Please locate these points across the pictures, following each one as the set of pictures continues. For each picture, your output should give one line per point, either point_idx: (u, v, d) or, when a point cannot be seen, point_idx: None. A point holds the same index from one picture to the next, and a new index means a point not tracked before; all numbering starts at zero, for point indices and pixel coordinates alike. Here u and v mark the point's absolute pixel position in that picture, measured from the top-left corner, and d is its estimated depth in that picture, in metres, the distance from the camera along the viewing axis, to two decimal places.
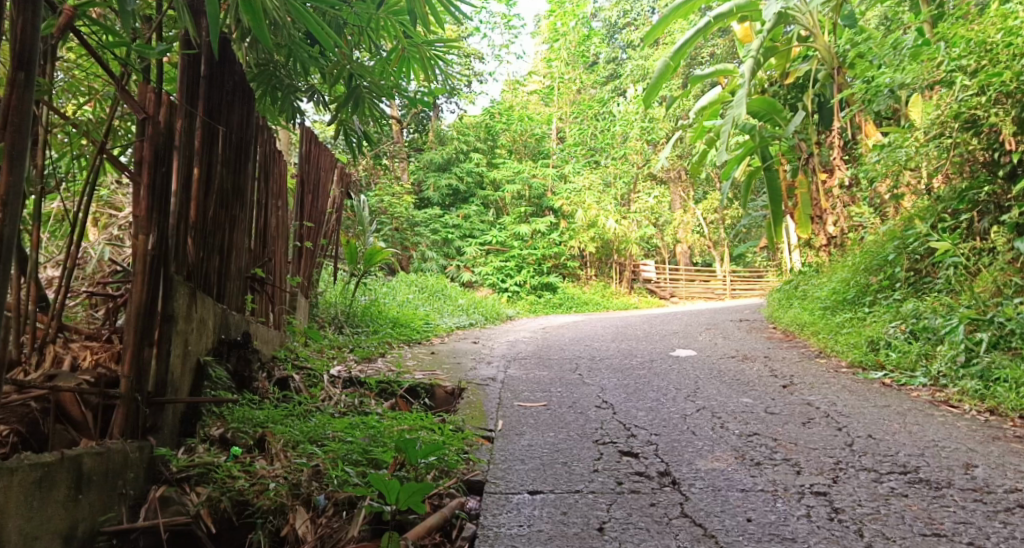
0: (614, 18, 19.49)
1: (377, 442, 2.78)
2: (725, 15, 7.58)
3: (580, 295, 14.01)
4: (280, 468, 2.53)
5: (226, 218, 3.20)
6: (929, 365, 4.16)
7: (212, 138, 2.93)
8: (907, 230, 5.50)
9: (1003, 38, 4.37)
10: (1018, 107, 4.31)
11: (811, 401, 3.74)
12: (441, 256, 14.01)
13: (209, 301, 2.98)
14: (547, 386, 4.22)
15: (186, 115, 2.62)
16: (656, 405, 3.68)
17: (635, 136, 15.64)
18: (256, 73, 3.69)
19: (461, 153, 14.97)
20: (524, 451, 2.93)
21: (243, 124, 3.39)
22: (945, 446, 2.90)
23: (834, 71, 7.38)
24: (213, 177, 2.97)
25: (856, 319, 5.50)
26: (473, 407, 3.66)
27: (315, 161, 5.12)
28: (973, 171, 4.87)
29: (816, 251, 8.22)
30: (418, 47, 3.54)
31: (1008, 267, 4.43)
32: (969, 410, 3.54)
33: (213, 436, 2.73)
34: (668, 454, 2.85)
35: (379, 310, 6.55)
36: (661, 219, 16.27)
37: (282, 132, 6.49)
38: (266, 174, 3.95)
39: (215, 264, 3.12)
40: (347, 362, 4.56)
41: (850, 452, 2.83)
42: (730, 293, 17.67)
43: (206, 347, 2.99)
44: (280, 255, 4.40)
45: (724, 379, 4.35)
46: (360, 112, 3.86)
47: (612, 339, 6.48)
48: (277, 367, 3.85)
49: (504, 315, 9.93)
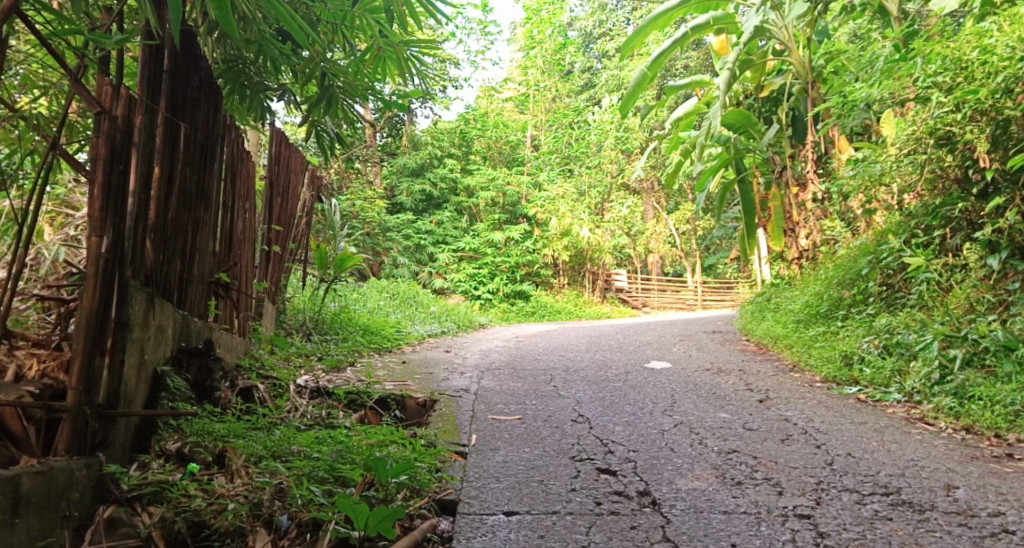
0: (589, 28, 19.55)
1: (345, 458, 2.65)
2: (701, 26, 7.58)
3: (553, 304, 13.94)
4: (240, 485, 2.39)
5: (190, 220, 3.06)
6: (903, 381, 4.14)
7: (176, 136, 2.80)
8: (880, 245, 5.52)
9: (978, 56, 4.37)
10: (993, 124, 4.31)
11: (789, 417, 3.69)
12: (413, 262, 13.85)
13: (168, 308, 2.83)
14: (522, 399, 4.11)
15: (146, 110, 2.49)
16: (632, 420, 3.59)
17: (610, 145, 15.70)
18: (225, 69, 3.53)
19: (435, 158, 14.85)
20: (499, 468, 2.82)
21: (209, 122, 3.25)
22: (924, 466, 2.86)
23: (808, 85, 7.42)
24: (175, 176, 2.83)
25: (829, 333, 5.49)
26: (445, 420, 3.54)
27: (285, 163, 4.96)
28: (945, 187, 4.90)
29: (789, 263, 8.24)
30: (394, 47, 3.42)
31: (980, 284, 4.46)
32: (945, 427, 3.51)
33: (169, 451, 2.58)
34: (646, 472, 2.77)
35: (349, 317, 6.39)
36: (634, 229, 16.31)
37: (251, 132, 6.30)
38: (233, 175, 3.80)
39: (176, 268, 2.97)
40: (315, 371, 4.40)
41: (830, 471, 2.77)
42: (701, 304, 17.74)
43: (164, 356, 2.83)
44: (246, 259, 4.23)
45: (700, 393, 4.29)
46: (332, 113, 3.74)
47: (586, 350, 6.41)
48: (241, 376, 3.69)
49: (477, 323, 9.81)
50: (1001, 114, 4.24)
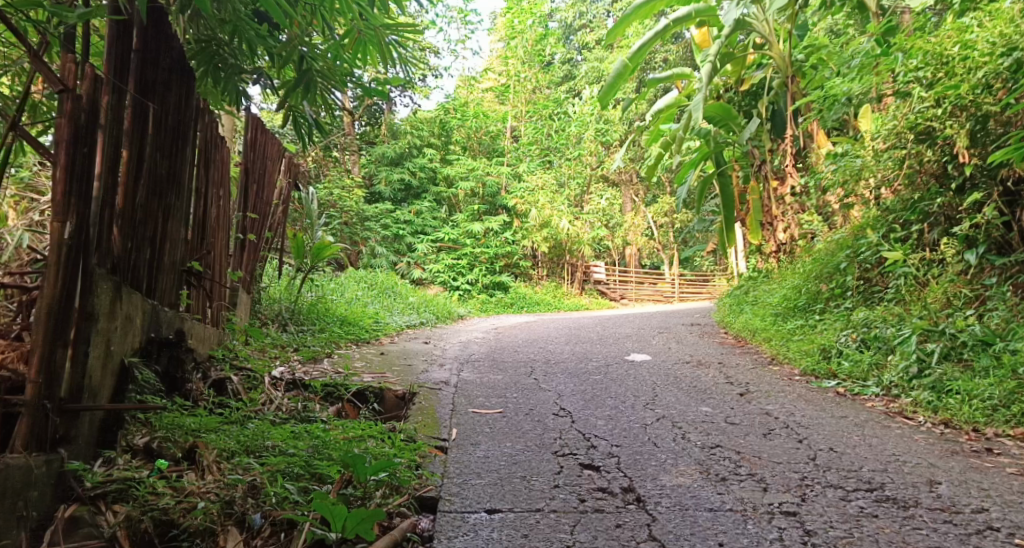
0: (570, 20, 19.45)
1: (322, 453, 2.56)
2: (683, 18, 7.47)
3: (532, 296, 13.91)
4: (212, 482, 2.30)
5: (160, 206, 2.95)
6: (881, 375, 4.14)
7: (145, 119, 2.70)
8: (859, 239, 5.52)
9: (958, 51, 4.33)
10: (972, 120, 4.30)
11: (770, 410, 3.68)
12: (391, 253, 13.71)
13: (137, 297, 2.73)
14: (502, 392, 4.05)
15: (113, 90, 2.38)
16: (615, 414, 3.55)
17: (590, 137, 15.71)
18: (197, 51, 3.37)
19: (415, 148, 14.70)
20: (480, 464, 2.77)
21: (180, 105, 3.14)
22: (906, 461, 2.85)
23: (789, 79, 7.33)
24: (145, 160, 2.72)
25: (807, 326, 5.50)
26: (425, 414, 3.46)
27: (261, 149, 4.83)
28: (924, 182, 4.90)
29: (766, 257, 8.25)
30: (375, 31, 3.32)
31: (957, 279, 4.49)
32: (924, 422, 3.50)
33: (137, 446, 2.48)
34: (630, 467, 2.74)
35: (325, 307, 6.27)
36: (613, 221, 16.32)
37: (225, 117, 6.12)
38: (206, 161, 3.69)
39: (146, 256, 2.86)
40: (290, 362, 4.30)
41: (813, 467, 2.75)
42: (678, 297, 17.82)
43: (133, 347, 2.73)
44: (220, 248, 4.12)
45: (680, 386, 4.26)
46: (310, 98, 3.62)
47: (566, 342, 6.37)
48: (214, 368, 3.59)
49: (455, 314, 9.72)
50: (980, 110, 4.24)
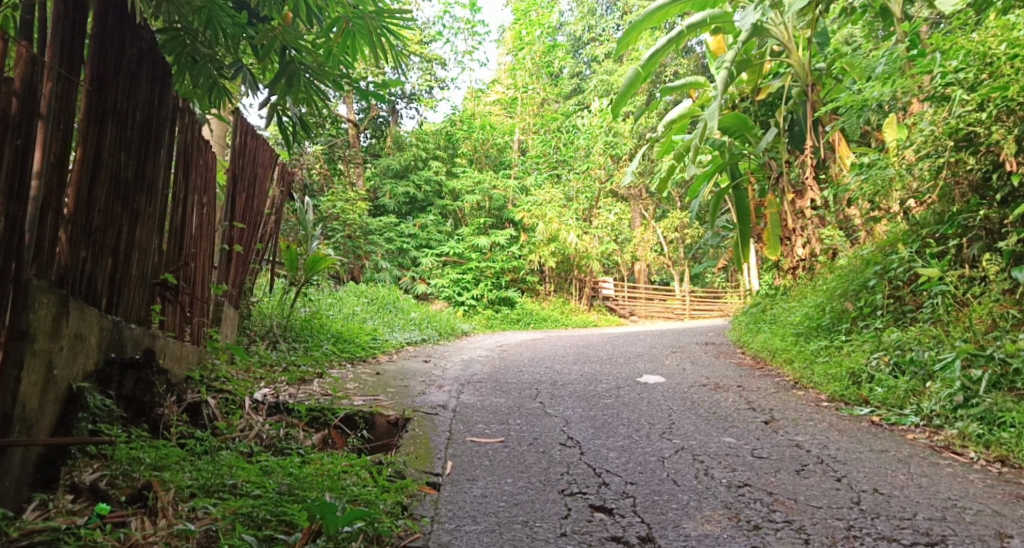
0: (579, 33, 19.21)
1: (294, 493, 2.24)
2: (697, 25, 7.12)
3: (539, 312, 13.53)
4: (162, 531, 1.98)
5: (125, 212, 2.64)
6: (920, 403, 3.80)
7: (103, 114, 2.41)
8: (890, 254, 5.16)
9: (1005, 51, 4.02)
10: (1020, 125, 3.98)
11: (800, 442, 3.32)
12: (395, 267, 13.45)
13: (91, 314, 2.41)
14: (505, 417, 3.71)
15: (61, 78, 2.08)
16: (628, 444, 3.21)
17: (599, 150, 15.36)
18: (166, 38, 3.09)
19: (420, 160, 14.49)
20: (477, 506, 2.43)
21: (154, 102, 2.84)
22: (966, 507, 2.49)
23: (807, 88, 7.06)
24: (103, 159, 2.43)
25: (832, 347, 5.14)
26: (418, 444, 3.12)
27: (251, 155, 4.53)
28: (962, 194, 4.56)
29: (784, 273, 7.90)
30: (365, 20, 3.16)
31: (1004, 299, 4.11)
32: (976, 458, 3.16)
33: (82, 485, 2.14)
34: (648, 512, 2.40)
35: (321, 323, 5.97)
36: (622, 236, 15.96)
37: (215, 123, 5.84)
38: (187, 165, 3.37)
39: (107, 266, 2.55)
40: (277, 384, 3.98)
41: (858, 513, 2.40)
42: (689, 314, 17.42)
43: (86, 371, 2.42)
44: (202, 258, 3.80)
45: (699, 413, 3.90)
46: (293, 91, 3.35)
47: (574, 361, 6.02)
48: (190, 390, 3.27)
49: (459, 330, 9.38)
50: None
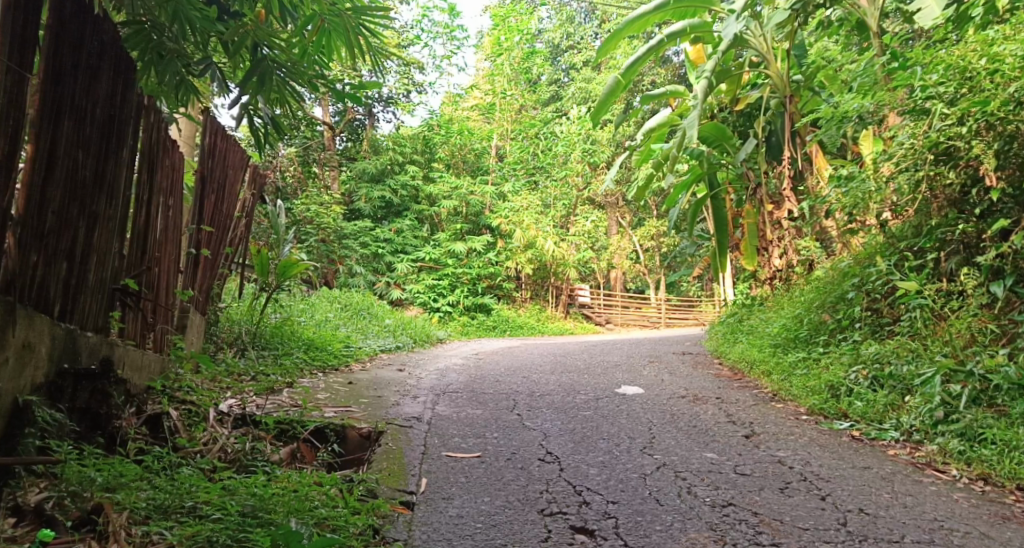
0: (557, 40, 19.24)
1: (258, 516, 2.11)
2: (678, 33, 7.04)
3: (515, 319, 13.38)
4: None
5: (83, 215, 2.49)
6: (899, 418, 3.76)
7: (58, 111, 2.26)
8: (868, 267, 5.14)
9: (985, 65, 4.04)
10: (1000, 140, 3.98)
11: (782, 458, 3.26)
12: (370, 272, 13.26)
13: (40, 322, 2.27)
14: (481, 431, 3.59)
15: (8, 71, 1.96)
16: (608, 460, 3.12)
17: (577, 157, 15.34)
18: (130, 32, 2.96)
19: (396, 164, 14.34)
20: (452, 528, 2.32)
21: (118, 99, 2.69)
22: (954, 529, 2.45)
23: (786, 99, 7.07)
24: (57, 161, 2.28)
25: (810, 359, 5.11)
26: (391, 459, 2.99)
27: (221, 156, 4.38)
28: (940, 208, 4.56)
29: (760, 284, 7.89)
30: (339, 15, 3.06)
31: (982, 314, 4.09)
32: (959, 476, 3.12)
33: (25, 507, 1.98)
34: (631, 534, 2.31)
35: (291, 330, 5.79)
36: (598, 244, 15.95)
37: (183, 123, 5.65)
38: (152, 165, 3.20)
39: (61, 272, 2.40)
40: (244, 394, 3.82)
41: (846, 535, 2.34)
42: (665, 322, 17.45)
43: (34, 384, 2.27)
44: (167, 262, 3.64)
45: (678, 426, 3.82)
46: (265, 90, 3.21)
47: (551, 371, 5.91)
48: (151, 401, 3.11)
49: (434, 337, 9.22)
50: (1009, 128, 3.91)
